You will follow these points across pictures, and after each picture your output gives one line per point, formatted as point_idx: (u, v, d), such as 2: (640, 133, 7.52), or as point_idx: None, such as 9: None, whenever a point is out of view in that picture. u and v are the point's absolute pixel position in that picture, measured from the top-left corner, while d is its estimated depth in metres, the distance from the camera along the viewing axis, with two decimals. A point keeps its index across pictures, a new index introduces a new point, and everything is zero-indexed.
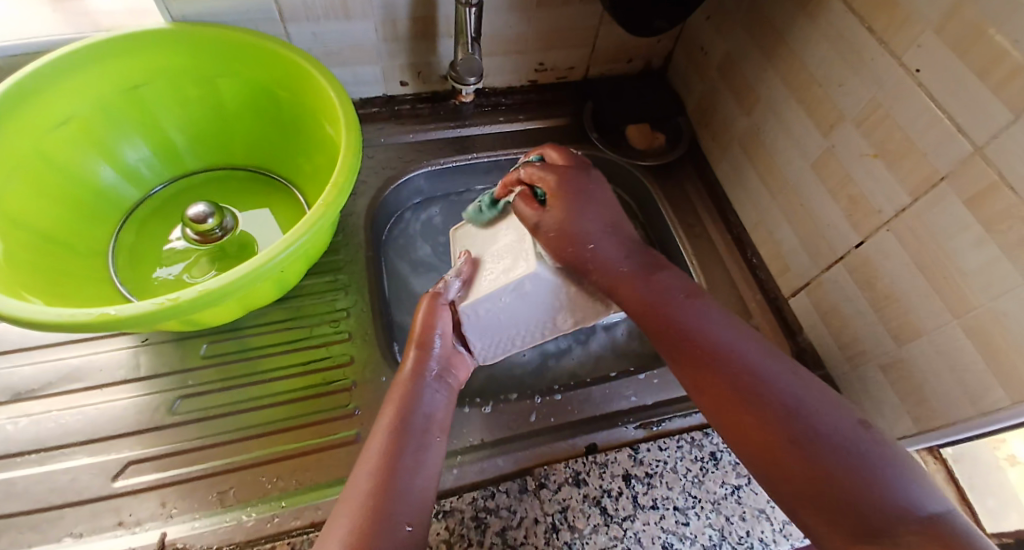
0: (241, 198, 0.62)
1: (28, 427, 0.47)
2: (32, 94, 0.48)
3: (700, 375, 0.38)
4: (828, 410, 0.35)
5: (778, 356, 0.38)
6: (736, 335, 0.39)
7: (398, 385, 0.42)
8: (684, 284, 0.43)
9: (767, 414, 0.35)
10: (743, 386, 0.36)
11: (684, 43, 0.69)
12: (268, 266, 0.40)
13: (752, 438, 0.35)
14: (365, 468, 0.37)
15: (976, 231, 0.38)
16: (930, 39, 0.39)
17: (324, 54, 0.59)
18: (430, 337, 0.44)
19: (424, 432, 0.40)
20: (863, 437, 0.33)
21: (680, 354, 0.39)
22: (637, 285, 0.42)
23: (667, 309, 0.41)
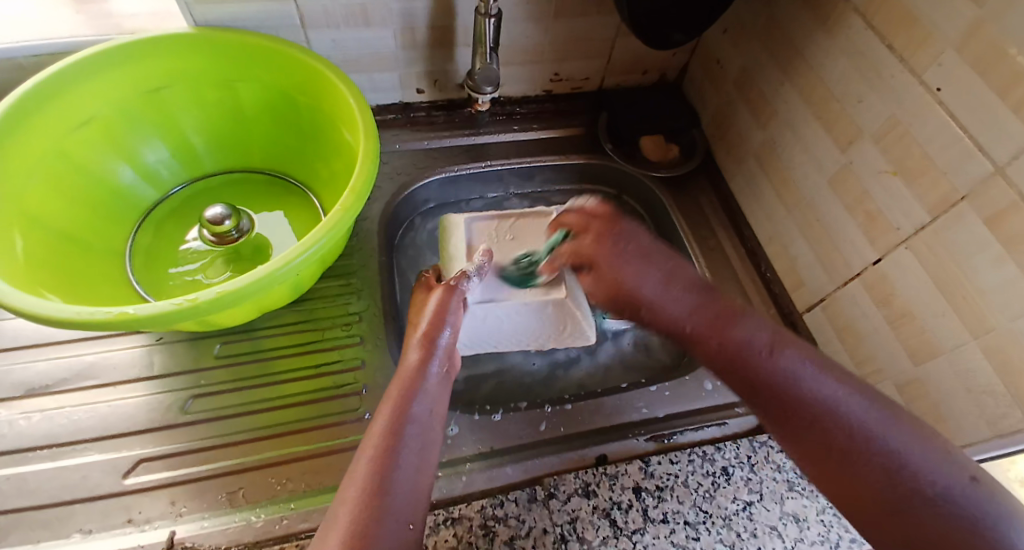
0: (257, 201, 0.63)
1: (42, 422, 0.47)
2: (58, 94, 0.49)
3: (780, 420, 0.38)
4: (909, 425, 0.35)
5: (869, 397, 0.37)
6: (831, 386, 0.38)
7: (400, 375, 0.41)
8: (764, 333, 0.42)
9: (848, 450, 0.35)
10: (820, 425, 0.36)
11: (700, 56, 0.69)
12: (284, 269, 0.40)
13: (828, 457, 0.36)
14: (364, 457, 0.36)
15: (995, 251, 0.38)
16: (950, 58, 0.39)
17: (344, 60, 0.60)
18: (437, 331, 0.45)
19: (424, 423, 0.39)
20: (946, 459, 0.33)
21: (752, 395, 0.41)
22: (715, 341, 0.44)
23: (756, 363, 0.41)
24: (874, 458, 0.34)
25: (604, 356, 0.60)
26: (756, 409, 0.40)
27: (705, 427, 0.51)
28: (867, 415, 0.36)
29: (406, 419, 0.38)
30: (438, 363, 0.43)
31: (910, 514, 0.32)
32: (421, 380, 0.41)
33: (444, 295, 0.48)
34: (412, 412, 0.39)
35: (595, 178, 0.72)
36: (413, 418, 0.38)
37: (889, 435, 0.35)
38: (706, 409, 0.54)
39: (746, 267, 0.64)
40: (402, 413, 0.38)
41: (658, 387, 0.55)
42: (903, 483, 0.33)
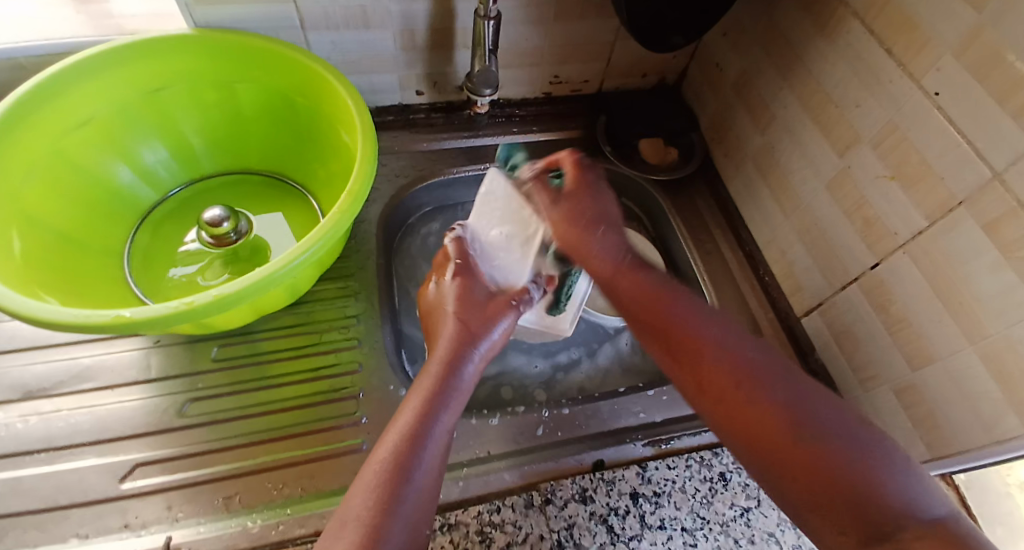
0: (255, 202, 0.63)
1: (38, 425, 0.47)
2: (54, 95, 0.49)
3: (699, 371, 0.38)
4: (807, 382, 0.36)
5: (767, 352, 0.38)
6: (732, 335, 0.40)
7: (431, 369, 0.41)
8: (674, 283, 0.44)
9: (746, 387, 0.36)
10: (741, 377, 0.36)
11: (700, 59, 0.69)
12: (282, 273, 0.40)
13: (732, 396, 0.36)
14: (388, 443, 0.36)
15: (993, 258, 0.38)
16: (949, 64, 0.39)
17: (342, 62, 0.60)
18: (485, 330, 0.45)
19: (451, 423, 0.39)
20: (837, 410, 0.35)
21: (656, 334, 0.42)
22: (620, 273, 0.45)
23: (660, 304, 0.43)
24: (771, 395, 0.35)
25: (603, 359, 0.60)
26: (662, 350, 0.41)
27: (701, 432, 0.51)
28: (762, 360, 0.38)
29: (437, 415, 0.38)
30: (474, 365, 0.43)
31: (806, 443, 0.33)
32: (455, 379, 0.41)
33: (502, 308, 0.47)
34: (445, 409, 0.39)
35: None
36: (444, 417, 0.38)
37: (801, 388, 0.36)
38: None
39: (744, 271, 0.64)
40: (433, 409, 0.38)
41: (656, 391, 0.55)
42: (797, 416, 0.34)
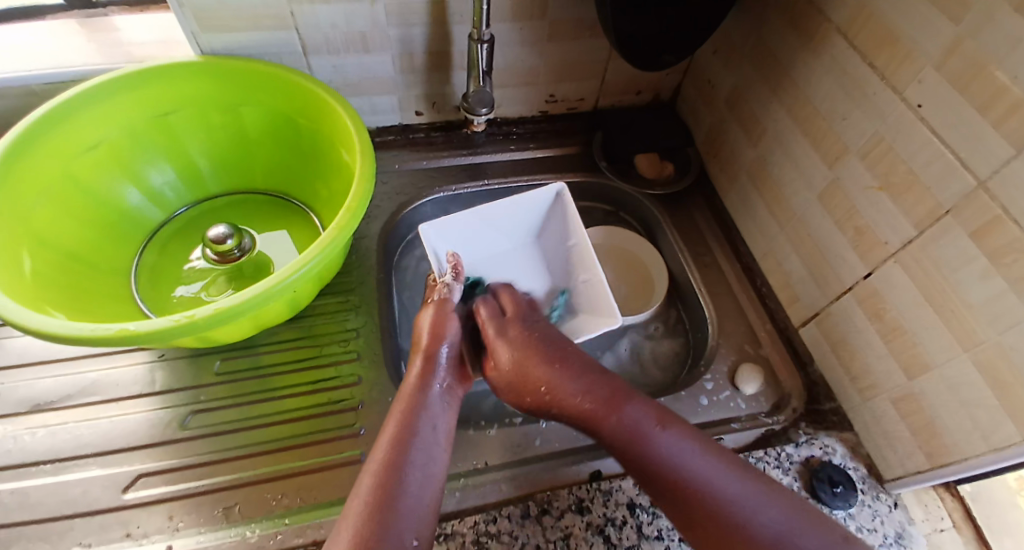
0: (260, 220, 0.64)
1: (45, 438, 0.48)
2: (68, 120, 0.51)
3: (687, 512, 0.39)
4: (761, 494, 0.39)
5: (738, 473, 0.40)
6: (707, 462, 0.40)
7: (401, 395, 0.44)
8: (646, 413, 0.43)
9: (737, 537, 0.36)
10: (731, 520, 0.37)
11: (693, 76, 0.71)
12: (280, 287, 0.41)
13: (714, 534, 0.37)
14: (368, 476, 0.38)
15: (982, 264, 0.38)
16: (930, 76, 0.39)
17: (344, 84, 0.62)
18: (436, 347, 0.47)
19: (429, 440, 0.41)
20: (818, 529, 0.37)
21: (642, 481, 0.41)
22: (591, 414, 0.44)
23: (644, 448, 0.41)
24: (767, 540, 0.36)
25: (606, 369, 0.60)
26: (654, 497, 0.41)
27: None
28: (744, 490, 0.39)
29: (411, 435, 0.41)
30: (441, 379, 0.46)
31: None
32: (423, 396, 0.44)
33: (438, 309, 0.50)
34: (418, 428, 0.41)
35: (592, 195, 0.74)
36: (417, 435, 0.41)
37: (774, 512, 0.37)
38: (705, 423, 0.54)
39: (741, 282, 0.64)
40: (407, 430, 0.41)
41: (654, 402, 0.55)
42: None
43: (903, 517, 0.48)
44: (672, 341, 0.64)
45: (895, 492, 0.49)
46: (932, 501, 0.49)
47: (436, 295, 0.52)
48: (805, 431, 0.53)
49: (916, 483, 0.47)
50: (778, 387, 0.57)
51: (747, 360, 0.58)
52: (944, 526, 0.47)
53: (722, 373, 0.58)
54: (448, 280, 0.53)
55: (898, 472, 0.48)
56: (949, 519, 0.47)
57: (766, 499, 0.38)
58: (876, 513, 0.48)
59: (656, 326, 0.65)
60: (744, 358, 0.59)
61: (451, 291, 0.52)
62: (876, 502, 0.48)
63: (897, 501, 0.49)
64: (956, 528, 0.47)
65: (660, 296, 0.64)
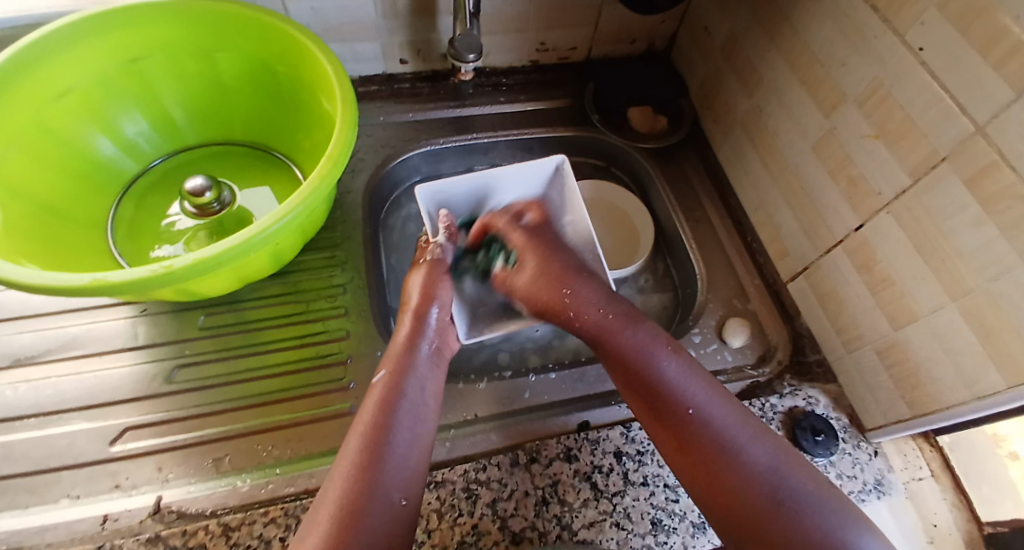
0: (240, 173, 0.62)
1: (28, 393, 0.48)
2: (33, 65, 0.48)
3: (679, 436, 0.41)
4: (760, 436, 0.41)
5: (739, 412, 0.42)
6: (707, 394, 0.43)
7: (390, 354, 0.44)
8: (657, 339, 0.46)
9: (722, 463, 0.39)
10: (722, 453, 0.39)
11: (688, 23, 0.68)
12: (260, 238, 0.40)
13: (703, 461, 0.40)
14: (355, 436, 0.39)
15: (974, 212, 0.37)
16: (933, 17, 0.38)
17: (324, 29, 0.59)
18: (427, 307, 0.47)
19: (418, 400, 0.42)
20: (803, 472, 0.39)
21: (639, 398, 0.44)
22: (608, 329, 0.47)
23: (643, 366, 0.44)
24: (750, 470, 0.39)
25: None
26: (647, 421, 0.44)
27: None
28: (739, 426, 0.41)
29: (398, 397, 0.41)
30: (429, 340, 0.46)
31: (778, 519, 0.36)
32: (411, 356, 0.44)
33: (429, 270, 0.49)
34: (406, 390, 0.42)
35: (583, 150, 0.72)
36: (405, 397, 0.41)
37: (766, 451, 0.39)
38: None
39: (732, 238, 0.64)
40: (394, 392, 0.41)
41: None
42: (766, 493, 0.37)
43: (882, 465, 0.49)
44: (662, 295, 0.64)
45: (875, 441, 0.50)
46: (911, 452, 0.50)
47: (427, 254, 0.51)
48: (790, 382, 0.53)
49: (896, 431, 0.48)
50: (765, 340, 0.57)
51: (735, 314, 0.59)
52: (923, 475, 0.49)
53: (710, 328, 0.58)
54: (439, 241, 0.52)
55: (880, 422, 0.49)
56: (928, 468, 0.49)
57: (756, 437, 0.41)
58: (857, 461, 0.49)
59: (645, 278, 0.65)
60: (732, 312, 0.59)
61: (445, 252, 0.51)
62: (857, 451, 0.49)
63: (877, 449, 0.50)
64: (935, 477, 0.49)
65: (645, 250, 0.64)
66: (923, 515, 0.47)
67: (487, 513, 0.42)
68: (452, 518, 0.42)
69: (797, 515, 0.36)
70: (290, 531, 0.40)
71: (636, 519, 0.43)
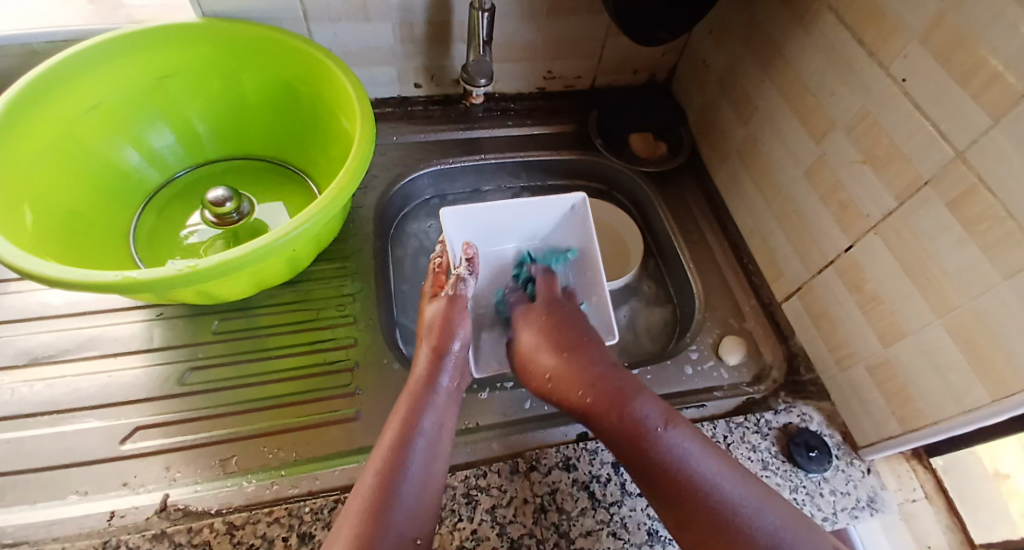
0: (258, 187, 0.65)
1: (44, 390, 0.49)
2: (70, 79, 0.51)
3: (686, 512, 0.39)
4: (773, 508, 0.39)
5: (741, 476, 0.41)
6: (709, 465, 0.41)
7: (409, 388, 0.46)
8: (654, 410, 0.45)
9: (734, 540, 0.37)
10: (733, 527, 0.38)
11: (688, 57, 0.72)
12: (281, 242, 0.42)
13: (718, 537, 0.38)
14: (369, 476, 0.39)
15: (957, 232, 0.39)
16: (915, 51, 0.41)
17: (343, 53, 0.62)
18: (446, 344, 0.48)
19: (432, 436, 0.43)
20: (811, 536, 0.38)
21: (643, 474, 0.42)
22: (600, 404, 0.46)
23: (648, 442, 0.42)
24: (760, 545, 0.37)
25: None
26: (653, 494, 0.41)
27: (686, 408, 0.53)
28: (745, 491, 0.40)
29: (415, 433, 0.42)
30: (447, 378, 0.47)
31: None
32: (430, 392, 0.46)
33: (448, 307, 0.50)
34: (421, 425, 0.43)
35: (586, 174, 0.75)
36: (421, 432, 0.43)
37: (772, 519, 0.38)
38: (687, 391, 0.56)
39: (728, 260, 0.66)
40: (411, 427, 0.42)
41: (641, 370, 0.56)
42: None
43: (874, 482, 0.49)
44: (661, 310, 0.66)
45: (868, 459, 0.51)
46: (905, 474, 0.51)
47: (445, 290, 0.52)
48: (784, 400, 0.54)
49: (888, 449, 0.49)
50: (760, 359, 0.59)
51: (731, 333, 0.60)
52: (917, 497, 0.50)
53: (706, 345, 0.59)
54: (461, 272, 0.52)
55: (872, 439, 0.50)
56: (922, 490, 0.50)
57: (765, 503, 0.40)
58: (850, 478, 0.49)
59: (648, 286, 0.68)
60: (728, 331, 0.60)
61: (464, 286, 0.52)
62: (849, 468, 0.50)
63: (870, 467, 0.50)
64: (928, 499, 0.50)
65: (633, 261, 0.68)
66: (919, 536, 0.50)
67: (486, 519, 0.43)
68: (451, 522, 0.42)
69: None
70: (293, 530, 0.41)
71: (632, 529, 0.43)
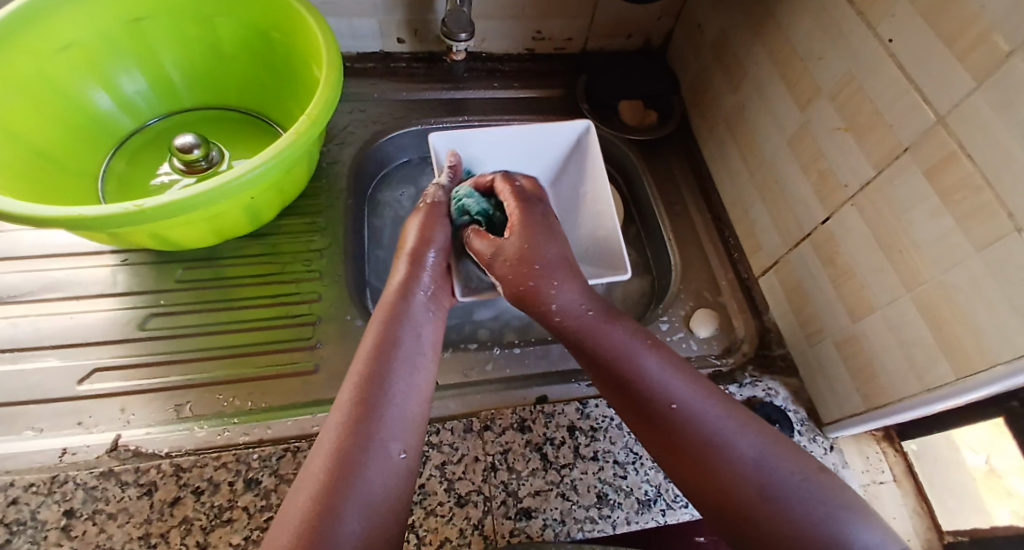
0: (232, 137, 0.64)
1: (8, 328, 0.49)
2: (40, 18, 0.50)
3: (664, 433, 0.37)
4: (755, 432, 0.36)
5: (720, 400, 0.38)
6: (691, 390, 0.38)
7: (387, 296, 0.45)
8: (637, 337, 0.42)
9: (711, 460, 0.35)
10: (708, 444, 0.35)
11: (683, 22, 0.69)
12: (235, 185, 0.41)
13: (691, 453, 0.35)
14: (349, 386, 0.38)
15: (933, 203, 0.38)
16: (903, 9, 0.38)
17: (322, 3, 0.60)
18: (423, 251, 0.48)
19: (413, 348, 0.41)
20: (796, 459, 0.35)
21: (622, 399, 0.40)
22: (587, 329, 0.43)
23: (626, 367, 0.40)
24: (735, 462, 0.34)
25: None
26: (629, 416, 0.39)
27: None
28: (725, 413, 0.37)
29: (394, 343, 0.41)
30: (425, 288, 0.46)
31: (776, 511, 0.32)
32: (407, 301, 0.44)
33: (427, 216, 0.51)
34: (402, 336, 0.42)
35: None
36: (401, 345, 0.41)
37: (753, 440, 0.35)
38: None
39: (710, 234, 0.63)
40: (390, 339, 0.41)
41: None
42: (761, 483, 0.33)
43: (837, 459, 0.49)
44: (640, 280, 0.65)
45: (832, 436, 0.50)
46: (874, 455, 0.50)
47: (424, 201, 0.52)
48: (751, 373, 0.53)
49: (852, 426, 0.47)
50: (732, 333, 0.57)
51: (705, 306, 0.59)
52: (885, 480, 0.49)
53: (678, 317, 0.58)
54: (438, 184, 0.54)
55: (837, 416, 0.49)
56: (890, 473, 0.49)
57: (741, 426, 0.36)
58: (811, 454, 0.49)
59: (630, 252, 0.67)
60: (702, 304, 0.59)
61: (443, 194, 0.53)
62: (812, 444, 0.49)
63: (832, 445, 0.50)
64: (896, 482, 0.49)
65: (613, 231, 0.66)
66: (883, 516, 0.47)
67: (434, 474, 0.43)
68: None
69: (796, 506, 0.32)
70: (240, 476, 0.41)
71: (582, 491, 0.43)
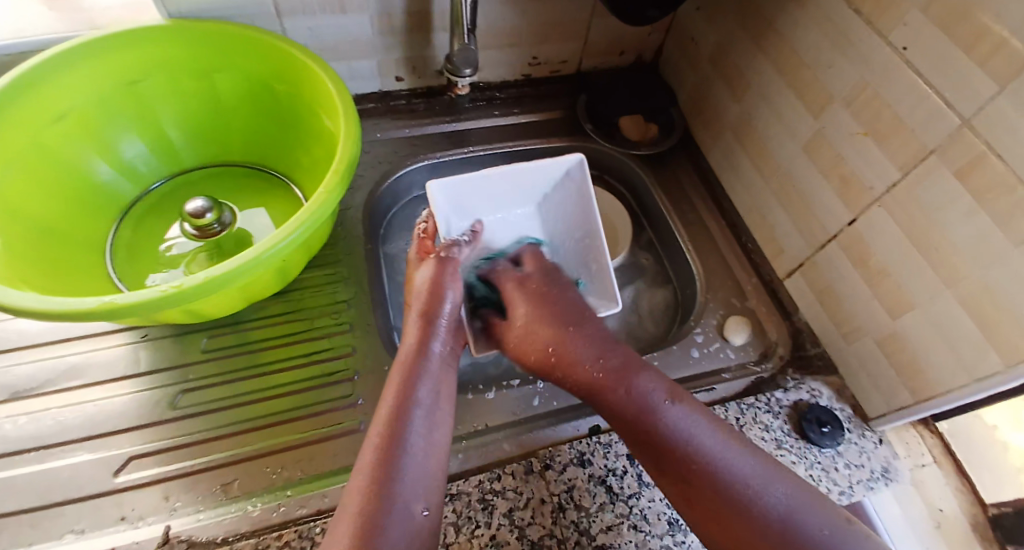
0: (239, 193, 0.62)
1: (27, 425, 0.46)
2: (35, 90, 0.48)
3: (692, 489, 0.39)
4: (783, 482, 0.38)
5: (749, 452, 0.40)
6: (718, 438, 0.40)
7: (401, 358, 0.44)
8: (657, 388, 0.43)
9: (742, 522, 0.37)
10: (739, 505, 0.37)
11: (675, 35, 0.70)
12: (271, 253, 0.40)
13: (722, 514, 0.37)
14: (369, 449, 0.38)
15: (966, 202, 0.39)
16: (916, 17, 0.39)
17: (320, 48, 0.60)
18: (437, 309, 0.47)
19: (430, 405, 0.41)
20: (824, 508, 0.37)
21: (648, 450, 0.41)
22: (598, 387, 0.45)
23: (653, 421, 0.41)
24: (767, 523, 0.36)
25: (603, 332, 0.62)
26: (656, 466, 0.41)
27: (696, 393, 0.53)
28: (753, 465, 0.39)
29: (411, 404, 0.40)
30: (441, 342, 0.46)
31: None
32: (424, 359, 0.44)
33: (437, 268, 0.49)
34: (417, 396, 0.41)
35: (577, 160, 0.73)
36: (419, 403, 0.41)
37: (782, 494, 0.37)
38: (695, 375, 0.55)
39: (727, 240, 0.65)
40: (407, 400, 0.41)
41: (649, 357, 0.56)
42: (792, 540, 0.35)
43: (888, 452, 0.49)
44: (664, 292, 0.65)
45: (880, 430, 0.51)
46: (913, 440, 0.51)
47: (435, 252, 0.50)
48: (793, 376, 0.54)
49: (899, 419, 0.49)
50: (766, 338, 0.58)
51: (735, 313, 0.59)
52: (926, 462, 0.50)
53: (711, 327, 0.58)
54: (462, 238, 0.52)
55: (883, 412, 0.50)
56: (930, 456, 0.50)
57: (772, 478, 0.38)
58: (863, 449, 0.49)
59: (645, 257, 0.68)
60: (732, 312, 0.60)
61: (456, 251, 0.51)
62: (862, 440, 0.50)
63: (881, 437, 0.50)
64: (937, 463, 0.50)
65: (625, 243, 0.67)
66: (929, 501, 0.48)
67: (504, 523, 0.42)
68: (469, 529, 0.41)
69: None
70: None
71: (653, 520, 0.43)
